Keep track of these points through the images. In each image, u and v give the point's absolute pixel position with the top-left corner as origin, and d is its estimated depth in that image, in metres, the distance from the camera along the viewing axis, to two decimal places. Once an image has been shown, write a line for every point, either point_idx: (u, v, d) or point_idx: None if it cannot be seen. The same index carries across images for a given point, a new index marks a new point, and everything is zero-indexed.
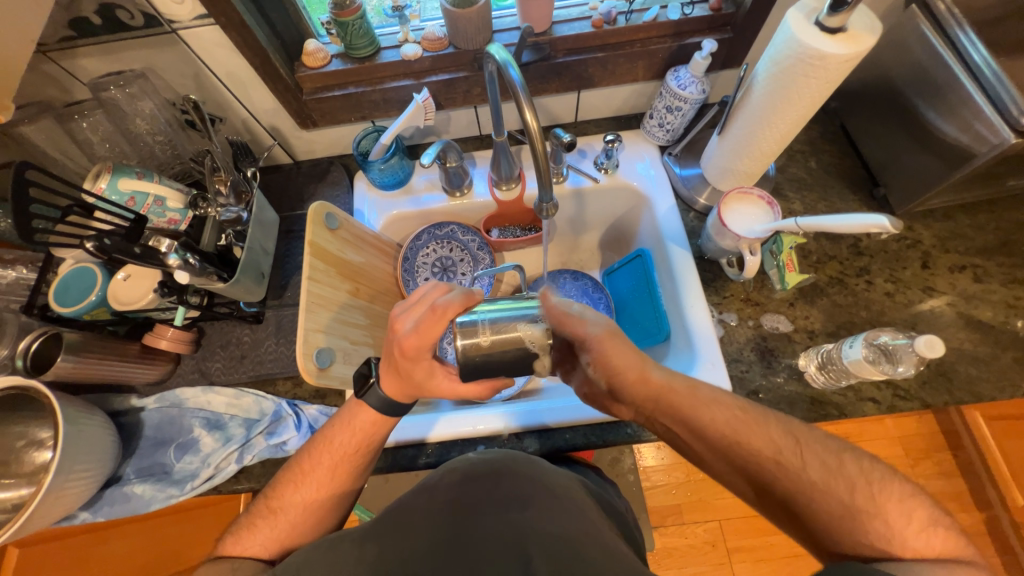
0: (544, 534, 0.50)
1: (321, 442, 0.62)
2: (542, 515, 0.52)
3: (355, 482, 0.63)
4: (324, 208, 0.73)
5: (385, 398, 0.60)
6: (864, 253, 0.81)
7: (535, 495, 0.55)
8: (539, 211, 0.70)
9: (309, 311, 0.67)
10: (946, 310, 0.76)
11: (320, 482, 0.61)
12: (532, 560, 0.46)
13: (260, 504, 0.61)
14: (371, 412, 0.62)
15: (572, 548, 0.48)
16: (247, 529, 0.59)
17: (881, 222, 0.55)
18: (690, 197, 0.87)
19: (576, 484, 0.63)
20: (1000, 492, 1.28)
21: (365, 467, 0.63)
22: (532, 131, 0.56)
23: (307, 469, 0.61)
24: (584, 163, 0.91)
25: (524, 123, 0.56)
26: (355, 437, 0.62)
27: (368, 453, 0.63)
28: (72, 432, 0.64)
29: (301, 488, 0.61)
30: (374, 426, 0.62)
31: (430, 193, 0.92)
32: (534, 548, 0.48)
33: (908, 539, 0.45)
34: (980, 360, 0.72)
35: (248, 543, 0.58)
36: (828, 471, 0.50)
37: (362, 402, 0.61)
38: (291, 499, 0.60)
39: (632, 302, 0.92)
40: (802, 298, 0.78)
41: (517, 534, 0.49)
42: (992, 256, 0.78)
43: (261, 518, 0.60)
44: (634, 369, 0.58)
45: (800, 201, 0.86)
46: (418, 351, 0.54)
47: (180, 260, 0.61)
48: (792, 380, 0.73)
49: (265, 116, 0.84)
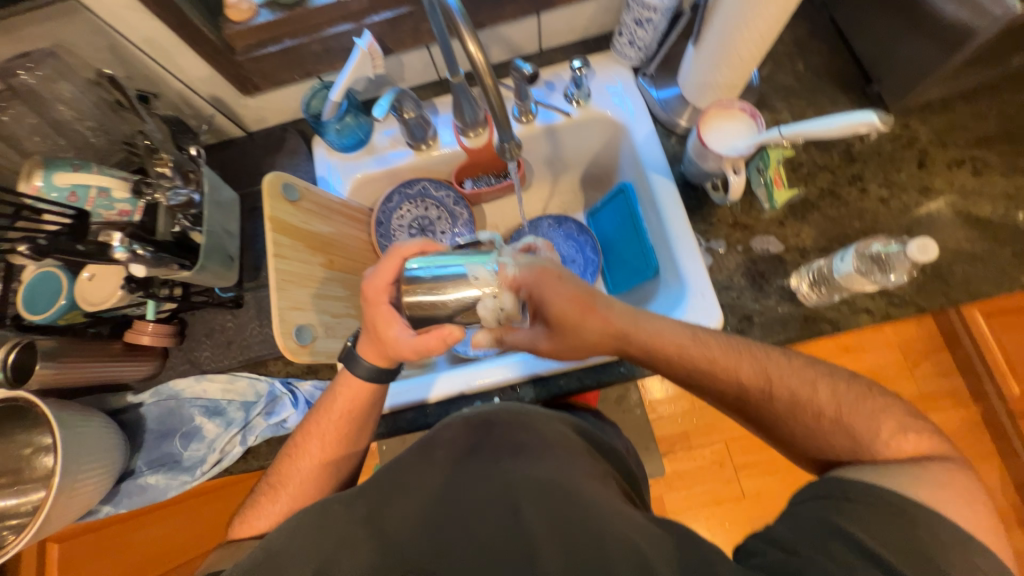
0: (528, 478, 0.51)
1: (311, 422, 0.65)
2: (530, 460, 0.54)
3: (349, 452, 0.65)
4: (280, 178, 0.68)
5: (372, 366, 0.63)
6: (857, 159, 0.76)
7: (523, 441, 0.57)
8: (502, 152, 0.65)
9: (280, 289, 0.64)
10: (943, 210, 0.72)
11: (313, 453, 0.63)
12: (522, 507, 0.48)
13: (264, 482, 0.64)
14: (352, 380, 0.64)
15: (561, 489, 0.49)
16: (253, 506, 0.62)
17: (870, 120, 0.51)
18: (670, 120, 0.81)
19: (570, 428, 0.64)
20: (997, 385, 1.37)
21: (360, 433, 0.65)
22: (479, 67, 0.50)
23: (300, 444, 0.64)
24: (553, 97, 0.84)
25: (469, 58, 0.50)
26: (339, 406, 0.64)
27: (353, 423, 0.64)
28: (69, 435, 0.65)
29: (297, 461, 0.63)
30: (358, 391, 0.64)
31: (395, 149, 0.87)
32: (520, 494, 0.50)
33: (881, 445, 0.49)
34: (978, 258, 0.70)
35: (255, 521, 0.61)
36: (809, 391, 0.53)
37: (350, 372, 0.64)
38: (290, 474, 0.63)
39: (618, 242, 0.89)
40: (793, 216, 0.75)
41: (505, 481, 0.51)
42: (993, 145, 0.74)
43: (264, 496, 0.63)
44: (601, 323, 0.58)
45: (788, 110, 0.80)
46: (380, 296, 0.59)
47: (127, 252, 0.58)
48: (785, 301, 0.71)
49: (201, 86, 0.77)
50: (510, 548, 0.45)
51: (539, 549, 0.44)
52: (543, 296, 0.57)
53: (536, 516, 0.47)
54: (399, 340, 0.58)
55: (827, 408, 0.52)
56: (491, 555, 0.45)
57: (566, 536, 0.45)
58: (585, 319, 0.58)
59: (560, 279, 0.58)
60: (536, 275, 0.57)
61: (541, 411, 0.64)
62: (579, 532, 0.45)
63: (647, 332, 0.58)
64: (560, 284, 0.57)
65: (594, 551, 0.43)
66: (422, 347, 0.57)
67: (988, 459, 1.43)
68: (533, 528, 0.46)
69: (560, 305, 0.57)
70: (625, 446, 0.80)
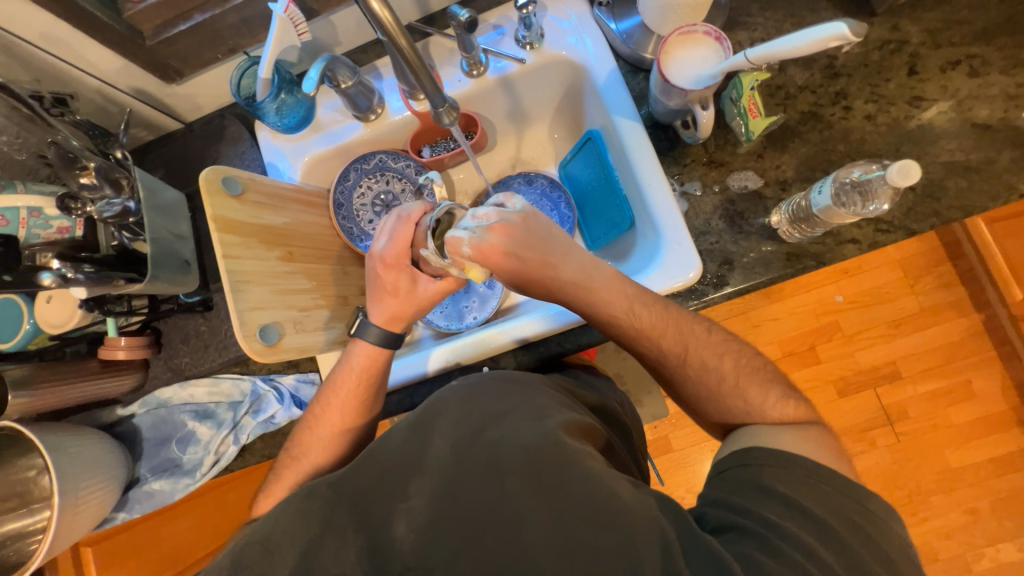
0: (514, 449, 0.48)
1: (329, 390, 0.68)
2: (513, 428, 0.50)
3: (367, 417, 0.68)
4: (217, 172, 0.63)
5: (383, 331, 0.67)
6: (841, 73, 0.69)
7: (509, 410, 0.53)
8: (438, 118, 0.59)
9: (236, 291, 0.61)
10: (937, 120, 0.66)
11: (330, 424, 0.66)
12: (508, 478, 0.47)
13: (282, 461, 0.66)
14: (368, 348, 0.67)
15: (551, 455, 0.47)
16: (275, 481, 0.65)
17: (840, 32, 0.45)
18: (633, 54, 0.73)
19: (558, 392, 0.62)
20: (999, 291, 1.38)
21: (375, 398, 0.68)
22: (388, 26, 0.44)
23: (319, 413, 0.67)
24: (504, 43, 0.76)
25: (374, 16, 0.43)
26: (355, 374, 0.67)
27: (370, 387, 0.67)
28: (60, 457, 0.66)
29: (317, 430, 0.66)
30: (373, 354, 0.67)
31: (342, 123, 0.81)
32: (509, 467, 0.47)
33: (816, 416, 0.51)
34: (973, 171, 0.65)
35: (277, 492, 0.64)
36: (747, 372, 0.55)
37: (360, 340, 0.68)
38: (308, 446, 0.65)
39: (590, 193, 0.84)
40: (772, 146, 0.69)
41: (492, 457, 0.48)
42: (994, 39, 0.66)
43: (285, 468, 0.65)
44: (570, 276, 0.58)
45: (764, 23, 0.71)
46: (399, 260, 0.65)
47: (55, 279, 0.55)
48: (765, 240, 0.68)
49: (119, 79, 0.71)
50: (497, 525, 0.45)
51: (525, 522, 0.45)
52: (499, 270, 0.57)
53: (518, 488, 0.46)
54: (424, 290, 0.66)
55: (728, 373, 0.55)
56: (480, 530, 0.45)
57: (553, 508, 0.45)
58: (537, 287, 0.60)
59: (514, 254, 0.56)
60: (491, 254, 0.55)
61: (529, 378, 0.60)
62: (563, 502, 0.45)
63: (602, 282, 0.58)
64: (508, 260, 0.56)
65: (581, 519, 0.44)
66: (447, 288, 0.67)
67: (990, 365, 1.44)
68: (519, 502, 0.45)
69: (515, 273, 0.58)
70: (617, 401, 0.80)
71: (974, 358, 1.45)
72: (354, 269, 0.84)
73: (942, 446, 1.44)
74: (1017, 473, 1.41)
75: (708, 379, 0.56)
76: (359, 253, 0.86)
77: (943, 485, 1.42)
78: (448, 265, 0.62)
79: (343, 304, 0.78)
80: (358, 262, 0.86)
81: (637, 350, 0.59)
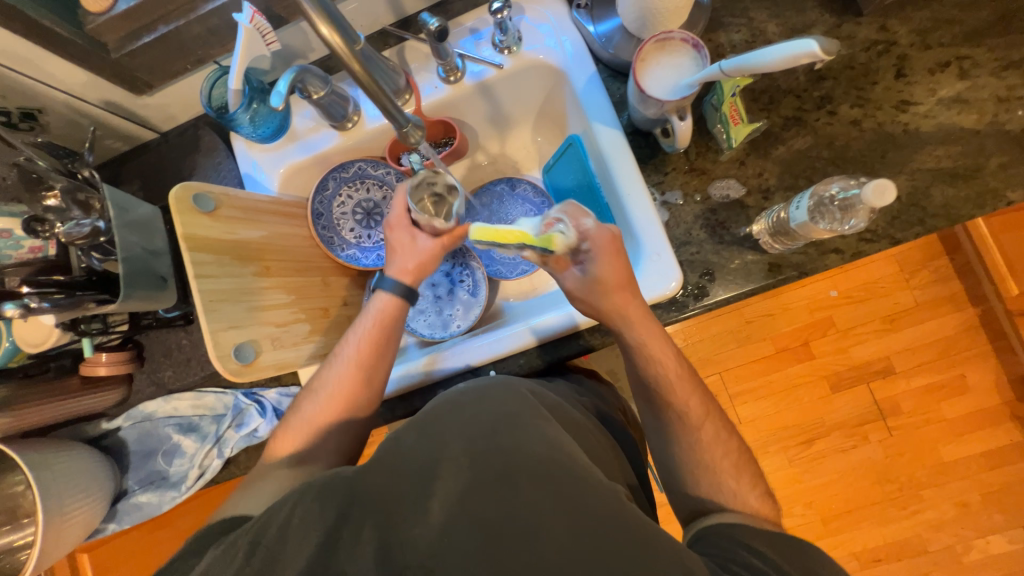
0: (527, 457, 0.46)
1: (352, 329, 0.69)
2: (526, 433, 0.48)
3: (381, 366, 0.68)
4: (187, 189, 0.62)
5: (399, 282, 0.70)
6: (826, 77, 0.66)
7: (521, 413, 0.51)
8: (405, 138, 0.60)
9: (208, 311, 0.61)
10: (925, 126, 0.64)
11: (348, 360, 0.67)
12: (520, 486, 0.44)
13: (299, 403, 0.67)
14: (386, 295, 0.70)
15: (563, 467, 0.46)
16: (291, 412, 0.67)
17: (811, 49, 0.43)
18: (611, 58, 0.71)
19: (581, 414, 0.66)
20: (996, 286, 1.37)
21: (390, 345, 0.68)
22: (337, 49, 0.46)
23: (338, 350, 0.68)
24: (482, 47, 0.74)
25: (325, 41, 0.46)
26: (374, 316, 0.69)
27: (386, 330, 0.68)
28: (44, 475, 0.67)
29: (333, 366, 0.67)
30: (389, 304, 0.70)
31: (318, 133, 0.80)
32: (520, 475, 0.45)
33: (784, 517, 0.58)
34: (960, 177, 0.63)
35: (287, 431, 0.65)
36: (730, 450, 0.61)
37: (377, 290, 0.71)
38: (326, 382, 0.66)
39: (572, 199, 0.83)
40: (754, 153, 0.67)
41: (504, 464, 0.46)
42: (985, 39, 0.64)
43: (303, 399, 0.67)
44: (637, 314, 0.61)
45: (747, 25, 0.69)
46: (400, 221, 0.71)
47: (19, 309, 0.55)
48: (747, 251, 0.66)
49: (88, 92, 0.70)
50: (512, 535, 0.42)
51: (544, 533, 0.42)
52: (596, 256, 0.59)
53: (536, 496, 0.44)
54: (421, 246, 0.71)
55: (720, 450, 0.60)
56: (495, 539, 0.42)
57: (573, 518, 0.43)
58: (614, 294, 0.60)
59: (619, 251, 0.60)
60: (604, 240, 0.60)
61: (528, 388, 0.59)
62: (584, 512, 0.43)
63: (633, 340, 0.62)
64: (610, 262, 0.59)
65: (606, 529, 0.42)
66: (444, 245, 0.71)
67: (986, 360, 1.44)
68: (538, 512, 0.43)
69: (591, 296, 0.62)
70: (620, 407, 0.81)
71: (968, 352, 1.44)
72: (335, 279, 0.84)
73: (933, 440, 1.44)
74: (1009, 466, 1.41)
75: (710, 453, 0.60)
76: (339, 263, 0.85)
77: (934, 478, 1.42)
78: (430, 219, 0.70)
79: (323, 316, 0.78)
80: (339, 272, 0.85)
81: (669, 399, 0.62)
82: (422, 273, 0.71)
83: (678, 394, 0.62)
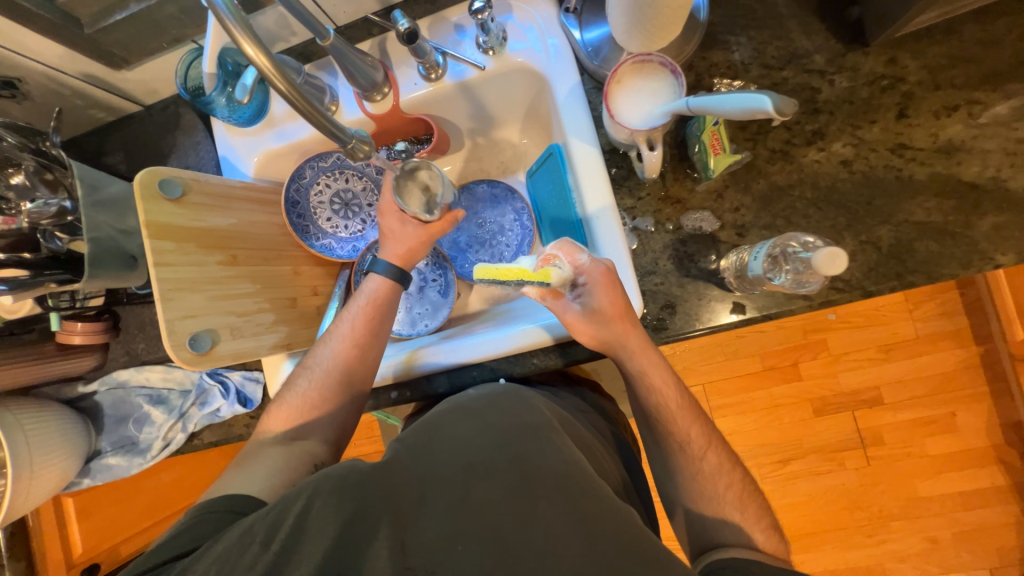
0: (543, 471, 0.46)
1: (348, 308, 0.71)
2: (542, 447, 0.49)
3: (374, 349, 0.70)
4: (153, 175, 0.62)
5: (392, 267, 0.71)
6: (822, 110, 0.62)
7: (538, 428, 0.52)
8: (352, 153, 0.55)
9: (166, 300, 0.62)
10: (919, 174, 0.60)
11: (343, 338, 0.69)
12: (540, 499, 0.43)
13: (294, 380, 0.69)
14: (381, 278, 0.71)
15: (574, 481, 0.45)
16: (287, 389, 0.69)
17: (765, 106, 0.43)
18: (598, 71, 0.67)
19: (590, 435, 0.66)
20: (1003, 327, 1.31)
21: (383, 326, 0.71)
22: (264, 68, 0.43)
23: (333, 328, 0.70)
24: (465, 46, 0.71)
25: (254, 61, 0.43)
26: (369, 297, 0.71)
27: (380, 312, 0.70)
28: (15, 434, 0.71)
29: (328, 343, 0.69)
30: (383, 288, 0.71)
31: (295, 121, 0.79)
32: (539, 487, 0.44)
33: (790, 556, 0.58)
34: (949, 234, 0.59)
35: (285, 409, 0.67)
36: (727, 481, 0.62)
37: (372, 274, 0.72)
38: (321, 359, 0.68)
39: (550, 208, 0.80)
40: (734, 185, 0.64)
41: (521, 471, 0.46)
42: (1005, 83, 0.58)
43: (299, 375, 0.69)
44: (638, 347, 0.62)
45: (745, 45, 0.64)
46: (390, 208, 0.72)
47: None
48: (709, 284, 0.64)
49: (65, 64, 0.70)
50: (524, 547, 0.40)
51: (555, 548, 0.40)
52: (593, 289, 0.60)
53: (551, 510, 0.42)
54: (410, 233, 0.71)
55: (731, 482, 0.62)
56: (507, 549, 0.40)
57: (584, 535, 0.41)
58: (613, 324, 0.61)
59: (617, 283, 0.60)
60: (596, 274, 0.60)
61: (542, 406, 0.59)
62: (599, 534, 0.41)
63: (632, 369, 0.63)
64: (616, 291, 0.60)
65: (621, 553, 0.40)
66: (434, 232, 0.72)
67: (981, 401, 1.39)
68: (549, 525, 0.41)
69: (598, 333, 0.61)
70: (619, 421, 0.83)
71: (961, 392, 1.40)
72: (307, 269, 0.84)
73: (912, 474, 1.41)
74: (985, 509, 1.38)
75: (717, 482, 0.62)
76: (311, 253, 0.85)
77: (907, 511, 1.41)
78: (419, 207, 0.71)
79: (290, 306, 0.79)
80: (312, 262, 0.86)
81: (669, 425, 0.64)
82: (413, 258, 0.73)
83: (677, 421, 0.63)
